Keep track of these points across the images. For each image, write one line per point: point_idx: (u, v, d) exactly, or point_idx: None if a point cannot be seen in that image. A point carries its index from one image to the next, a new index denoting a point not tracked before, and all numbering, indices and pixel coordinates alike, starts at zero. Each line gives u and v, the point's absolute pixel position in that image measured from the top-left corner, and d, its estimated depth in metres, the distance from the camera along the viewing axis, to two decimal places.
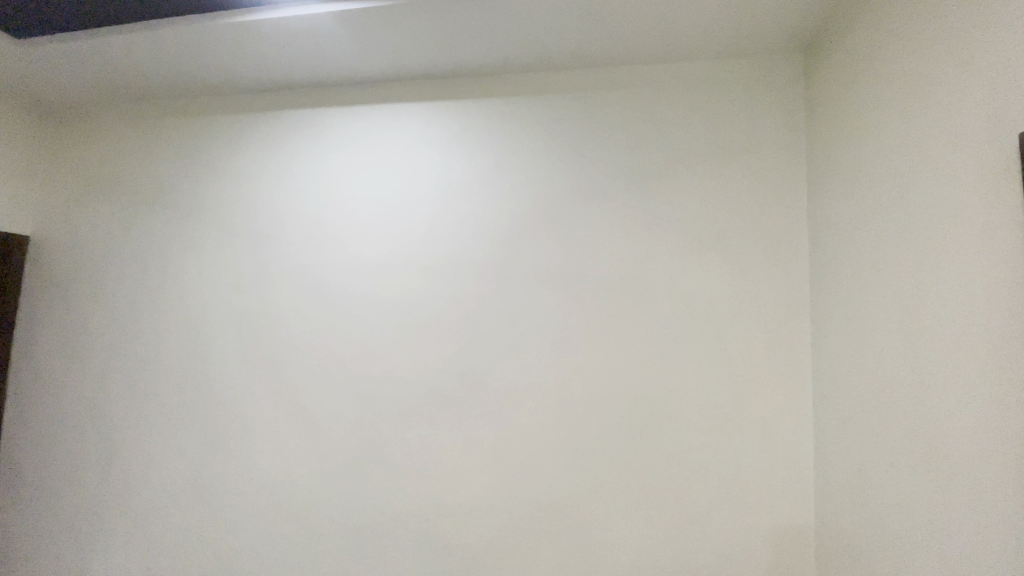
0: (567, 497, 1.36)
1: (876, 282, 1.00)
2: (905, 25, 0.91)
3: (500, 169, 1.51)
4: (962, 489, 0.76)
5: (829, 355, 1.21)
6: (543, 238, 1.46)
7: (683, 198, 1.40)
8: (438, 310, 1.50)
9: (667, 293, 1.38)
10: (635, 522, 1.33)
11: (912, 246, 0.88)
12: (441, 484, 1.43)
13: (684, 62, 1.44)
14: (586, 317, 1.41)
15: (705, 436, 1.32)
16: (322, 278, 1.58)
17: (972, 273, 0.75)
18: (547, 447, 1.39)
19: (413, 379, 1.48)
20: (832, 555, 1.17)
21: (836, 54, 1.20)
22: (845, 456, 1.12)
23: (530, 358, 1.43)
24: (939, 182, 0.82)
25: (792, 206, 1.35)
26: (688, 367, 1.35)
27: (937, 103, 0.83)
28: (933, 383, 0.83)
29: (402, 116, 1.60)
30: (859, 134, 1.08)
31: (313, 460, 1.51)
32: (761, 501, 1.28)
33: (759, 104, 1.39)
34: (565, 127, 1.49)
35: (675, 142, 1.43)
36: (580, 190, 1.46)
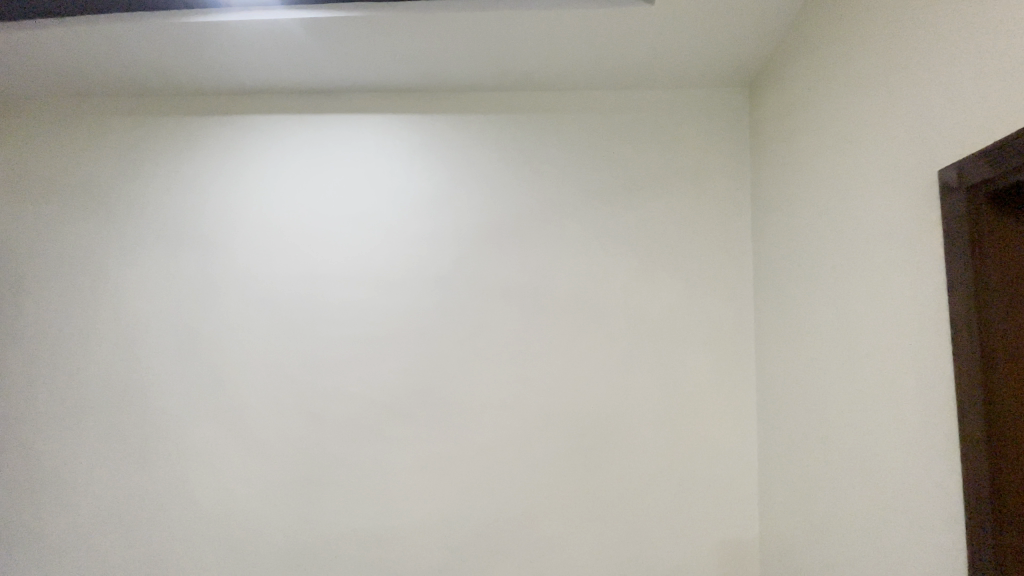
0: (522, 513, 1.35)
1: (816, 302, 1.06)
2: (840, 67, 1.00)
3: (460, 184, 1.52)
4: (894, 497, 0.81)
5: (772, 370, 1.27)
6: (503, 253, 1.47)
7: (639, 218, 1.45)
8: (394, 322, 1.47)
9: (623, 310, 1.41)
10: (590, 537, 1.33)
11: (847, 269, 0.95)
12: (392, 502, 1.39)
13: (640, 89, 1.50)
14: (544, 331, 1.42)
15: (657, 450, 1.35)
16: (272, 289, 1.51)
17: (897, 296, 0.81)
18: (504, 463, 1.37)
19: (366, 393, 1.44)
20: (776, 565, 1.21)
21: (779, 89, 1.29)
22: (787, 468, 1.17)
23: (487, 372, 1.42)
24: (870, 211, 0.89)
25: (739, 229, 1.43)
26: (642, 382, 1.38)
27: (867, 141, 0.90)
28: (865, 397, 0.89)
29: (362, 126, 1.57)
30: (800, 162, 1.16)
31: (256, 479, 1.43)
32: (710, 515, 1.32)
33: (708, 132, 1.47)
34: (524, 146, 1.52)
35: (631, 164, 1.48)
36: (539, 206, 1.48)
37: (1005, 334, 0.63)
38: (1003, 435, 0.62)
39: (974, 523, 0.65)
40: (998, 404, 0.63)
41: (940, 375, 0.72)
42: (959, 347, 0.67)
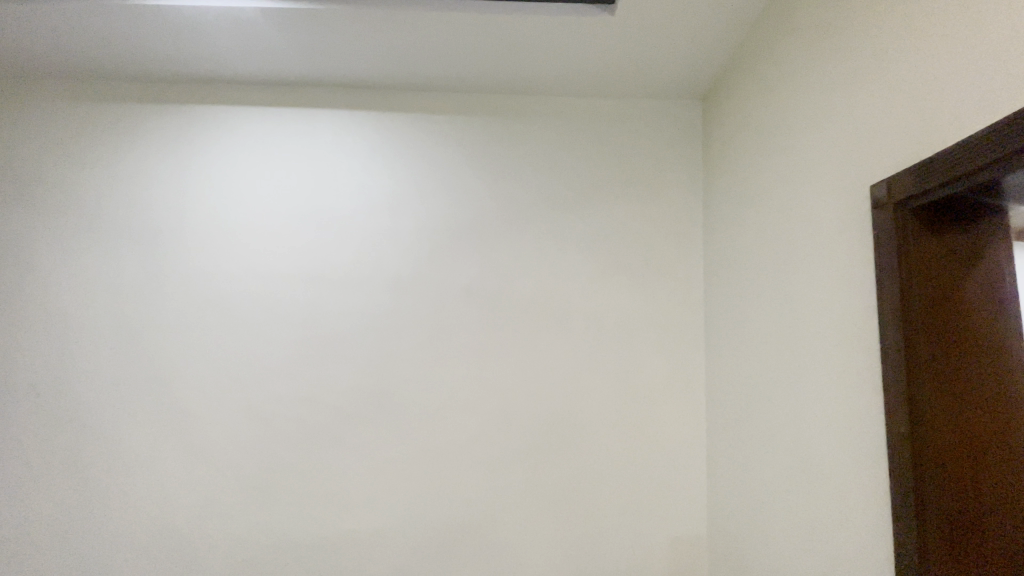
0: (479, 514, 1.35)
1: (761, 306, 1.12)
2: (786, 86, 1.06)
3: (422, 184, 1.50)
4: (829, 491, 0.86)
5: (720, 372, 1.33)
6: (464, 255, 1.47)
7: (597, 223, 1.49)
8: (349, 323, 1.43)
9: (580, 312, 1.44)
10: (546, 537, 1.34)
11: (789, 276, 1.01)
12: (346, 507, 1.35)
13: (600, 98, 1.54)
14: (504, 333, 1.43)
15: (611, 450, 1.38)
16: (220, 288, 1.45)
17: (833, 303, 0.87)
18: (461, 466, 1.37)
19: (320, 395, 1.40)
20: (722, 558, 1.26)
21: (729, 104, 1.36)
22: (733, 465, 1.23)
23: (446, 373, 1.41)
24: (810, 223, 0.95)
25: (691, 236, 1.49)
26: (598, 384, 1.41)
27: (809, 157, 0.96)
28: (804, 397, 0.94)
29: (319, 121, 1.53)
30: (748, 173, 1.22)
31: (200, 486, 1.36)
32: (661, 512, 1.36)
33: (665, 142, 1.53)
34: (486, 148, 1.52)
35: (591, 171, 1.51)
36: (501, 209, 1.49)
37: (927, 340, 0.68)
38: (924, 435, 0.67)
39: (899, 517, 0.69)
40: (919, 406, 0.67)
41: (868, 377, 0.78)
42: (888, 352, 0.73)
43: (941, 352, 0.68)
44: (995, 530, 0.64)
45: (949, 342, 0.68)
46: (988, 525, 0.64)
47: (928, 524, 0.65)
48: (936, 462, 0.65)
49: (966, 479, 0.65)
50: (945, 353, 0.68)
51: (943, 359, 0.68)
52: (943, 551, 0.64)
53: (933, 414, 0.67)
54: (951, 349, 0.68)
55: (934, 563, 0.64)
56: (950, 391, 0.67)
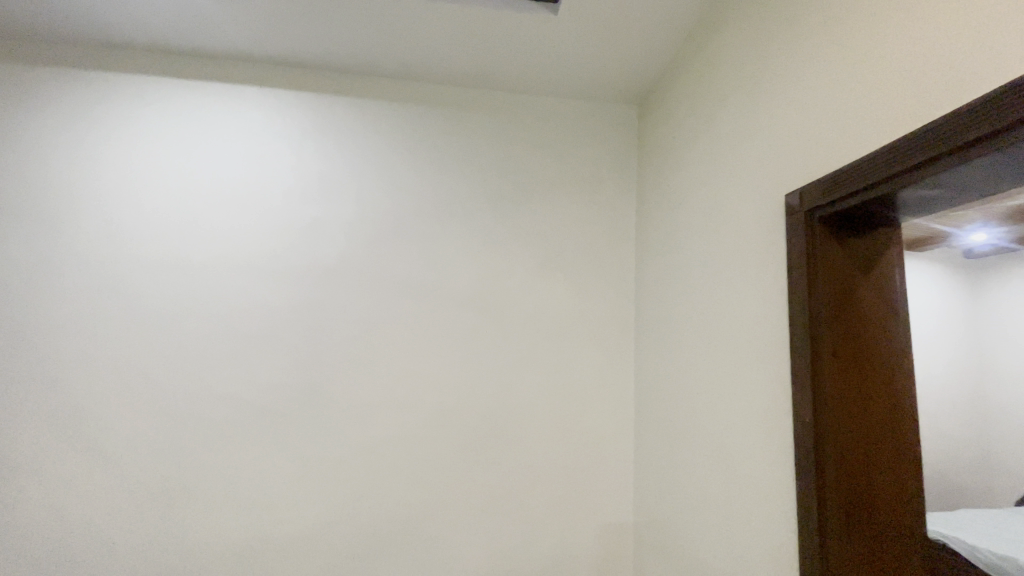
0: (411, 512, 1.32)
1: (687, 304, 1.19)
2: (714, 97, 1.12)
3: (356, 173, 1.45)
4: (742, 477, 0.93)
5: (648, 366, 1.39)
6: (400, 247, 1.43)
7: (535, 219, 1.50)
8: (274, 316, 1.35)
9: (516, 307, 1.45)
10: (477, 534, 1.34)
11: (713, 276, 1.07)
12: (267, 511, 1.28)
13: (540, 96, 1.56)
14: (440, 327, 1.41)
15: (544, 443, 1.40)
16: (123, 276, 1.31)
17: (750, 303, 0.94)
18: (392, 465, 1.33)
19: (240, 393, 1.31)
20: (646, 544, 1.32)
21: (663, 110, 1.42)
22: (658, 454, 1.29)
23: (379, 369, 1.37)
24: (733, 227, 1.01)
25: (624, 235, 1.54)
26: (533, 378, 1.42)
27: (734, 165, 1.02)
28: (722, 390, 1.01)
29: (243, 99, 1.43)
30: (678, 178, 1.28)
31: (99, 493, 1.23)
32: (591, 502, 1.40)
33: (602, 144, 1.58)
34: (424, 139, 1.49)
35: (531, 168, 1.53)
36: (439, 202, 1.47)
37: (830, 338, 0.75)
38: (826, 425, 0.73)
39: (803, 501, 0.75)
40: (823, 398, 0.74)
41: (778, 371, 0.85)
42: (797, 348, 0.79)
43: (841, 348, 0.75)
44: (881, 509, 0.71)
45: (848, 340, 0.75)
46: (876, 504, 0.71)
47: (827, 505, 0.71)
48: (835, 449, 0.72)
49: (859, 464, 0.72)
50: (845, 350, 0.75)
51: (843, 355, 0.74)
52: (839, 530, 0.70)
53: (833, 405, 0.73)
54: (849, 347, 0.75)
55: (831, 540, 0.71)
56: (848, 385, 0.74)
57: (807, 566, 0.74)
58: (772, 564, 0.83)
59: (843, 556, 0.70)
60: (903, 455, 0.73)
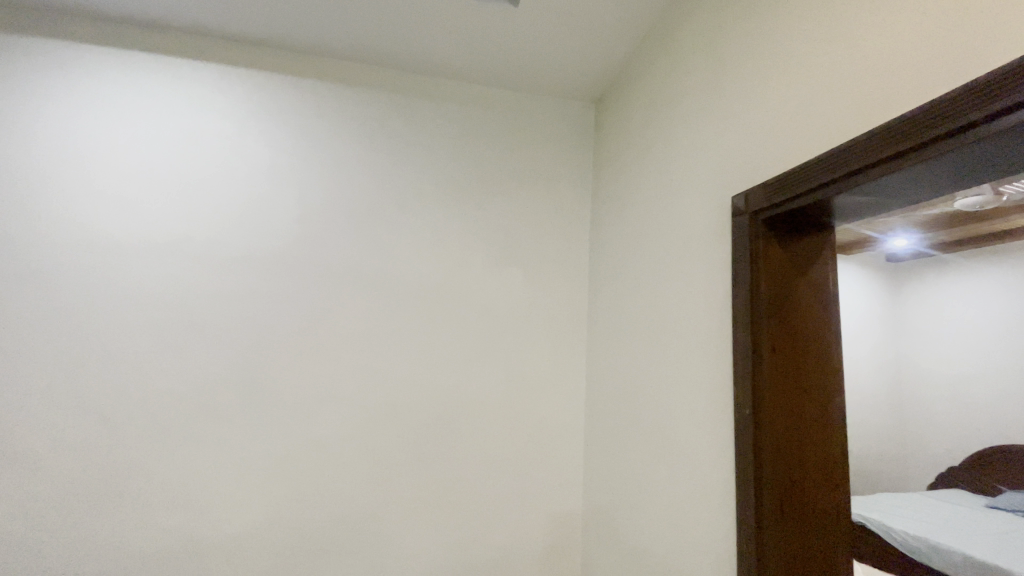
0: (359, 508, 1.29)
1: (637, 300, 1.22)
2: (669, 99, 1.15)
3: (306, 158, 1.39)
4: (685, 466, 0.96)
5: (600, 360, 1.41)
6: (351, 237, 1.39)
7: (491, 212, 1.49)
8: (213, 305, 1.28)
9: (471, 301, 1.44)
10: (427, 529, 1.32)
11: (662, 274, 1.11)
12: (204, 510, 1.21)
13: (499, 88, 1.56)
14: (393, 320, 1.38)
15: (496, 437, 1.40)
16: (43, 259, 1.21)
17: (697, 299, 0.97)
18: (340, 460, 1.30)
19: (176, 386, 1.23)
20: (594, 534, 1.35)
21: (619, 109, 1.44)
22: (608, 446, 1.31)
23: (328, 361, 1.32)
24: (682, 226, 1.05)
25: (579, 232, 1.56)
26: (486, 372, 1.42)
27: (685, 165, 1.06)
28: (668, 382, 1.05)
29: (183, 74, 1.34)
30: (632, 176, 1.31)
31: (12, 494, 1.13)
32: (541, 495, 1.41)
33: (559, 140, 1.59)
34: (379, 126, 1.45)
35: (488, 160, 1.52)
36: (394, 191, 1.43)
37: (770, 333, 0.78)
38: (764, 416, 0.76)
39: (742, 490, 0.78)
40: (762, 390, 0.77)
41: (721, 365, 0.88)
42: (739, 344, 0.82)
43: (779, 343, 0.79)
44: (811, 495, 0.76)
45: (785, 335, 0.79)
46: (806, 491, 0.76)
47: (764, 493, 0.75)
48: (772, 438, 0.76)
49: (792, 452, 0.76)
50: (783, 345, 0.79)
51: (781, 349, 0.78)
52: (774, 515, 0.74)
53: (771, 397, 0.77)
54: (786, 342, 0.79)
55: (767, 525, 0.74)
56: (784, 378, 0.78)
57: (744, 551, 0.77)
58: (711, 550, 0.87)
59: (777, 539, 0.73)
60: (829, 443, 0.78)
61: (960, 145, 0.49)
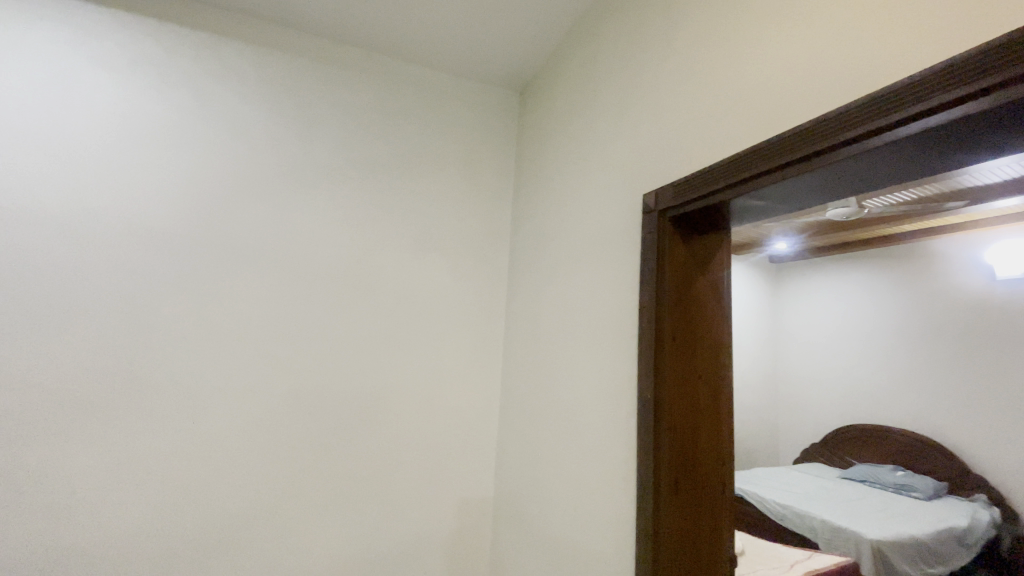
0: (256, 502, 1.21)
1: (552, 290, 1.25)
2: (590, 94, 1.19)
3: (206, 123, 1.26)
4: (592, 449, 1.01)
5: (516, 348, 1.44)
6: (256, 211, 1.28)
7: (410, 195, 1.45)
8: (86, 280, 1.13)
9: (386, 285, 1.39)
10: (332, 522, 1.27)
11: (576, 265, 1.15)
12: (70, 509, 1.07)
13: (423, 67, 1.52)
14: (300, 303, 1.30)
15: (408, 424, 1.38)
16: None
17: (607, 290, 1.02)
18: (236, 453, 1.20)
19: (36, 370, 1.08)
20: (504, 518, 1.37)
21: (542, 101, 1.47)
22: (520, 432, 1.34)
23: (225, 345, 1.22)
24: (597, 220, 1.09)
25: (499, 220, 1.56)
26: (400, 358, 1.39)
27: (602, 161, 1.10)
28: (578, 369, 1.09)
29: (55, 15, 1.17)
30: (553, 167, 1.34)
31: None
32: (453, 482, 1.41)
33: (483, 127, 1.58)
34: (291, 94, 1.35)
35: (408, 140, 1.47)
36: (305, 165, 1.35)
37: (671, 324, 0.84)
38: (663, 400, 0.82)
39: (642, 470, 0.83)
40: (662, 376, 0.83)
41: (626, 353, 0.94)
42: (644, 333, 0.87)
43: (678, 332, 0.84)
44: (700, 472, 0.83)
45: (684, 326, 0.85)
46: (697, 468, 0.83)
47: (661, 471, 0.80)
48: (669, 422, 0.81)
49: (686, 433, 0.82)
50: (681, 334, 0.85)
51: (679, 338, 0.84)
52: (669, 494, 0.80)
53: (669, 383, 0.83)
54: (685, 332, 0.85)
55: (662, 500, 0.80)
56: (682, 366, 0.84)
57: (641, 525, 0.82)
58: (613, 526, 0.91)
59: (670, 517, 0.79)
60: (718, 425, 0.86)
61: (841, 159, 0.56)
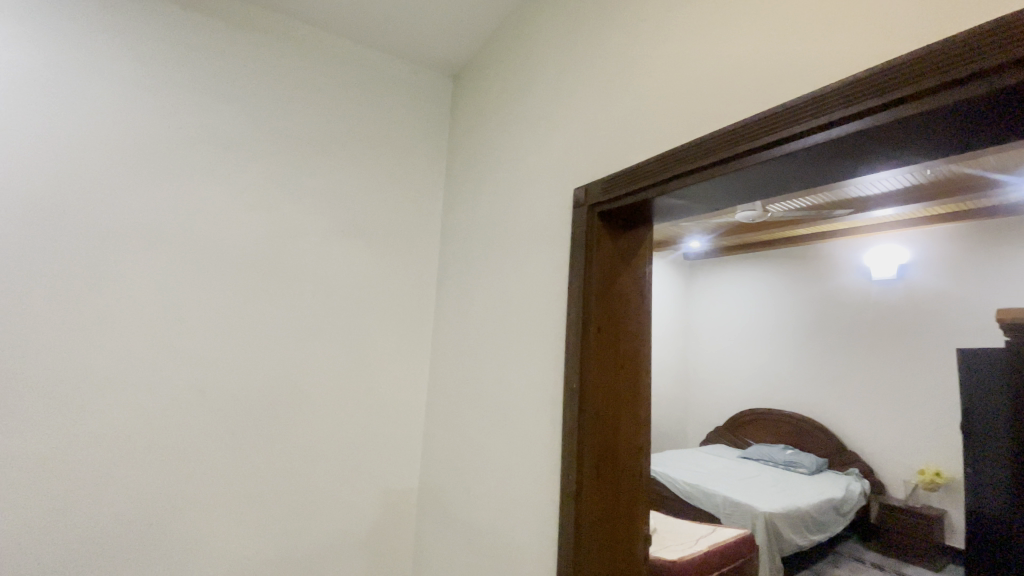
0: (155, 505, 1.09)
1: (483, 278, 1.25)
2: (524, 84, 1.20)
3: (100, 81, 1.12)
4: (519, 437, 1.02)
5: (444, 337, 1.42)
6: (158, 184, 1.16)
7: (336, 176, 1.38)
8: None
9: (307, 269, 1.32)
10: (243, 525, 1.18)
11: (507, 255, 1.15)
12: None
13: (352, 42, 1.44)
14: (210, 286, 1.19)
15: (330, 415, 1.32)
16: None
17: (538, 280, 1.03)
18: (132, 452, 1.08)
19: None
20: (429, 509, 1.36)
21: (475, 88, 1.45)
22: (447, 421, 1.33)
23: (120, 332, 1.09)
24: (529, 210, 1.10)
25: (430, 207, 1.53)
26: (322, 347, 1.32)
27: (535, 152, 1.11)
28: (507, 359, 1.10)
29: None
30: (485, 155, 1.33)
31: None
32: (377, 474, 1.37)
33: (415, 109, 1.53)
34: (202, 58, 1.23)
35: (335, 118, 1.40)
36: (219, 136, 1.24)
37: (597, 315, 0.87)
38: (588, 389, 0.85)
39: (566, 457, 0.86)
40: (587, 366, 0.85)
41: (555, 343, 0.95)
42: (571, 324, 0.89)
43: (603, 323, 0.87)
44: (620, 456, 0.87)
45: (609, 318, 0.88)
46: (617, 453, 0.86)
47: (585, 456, 0.83)
48: (593, 411, 0.84)
49: (608, 420, 0.86)
50: (607, 326, 0.88)
51: (604, 329, 0.87)
52: (590, 480, 0.82)
53: (594, 372, 0.85)
54: (609, 323, 0.88)
55: (584, 485, 0.82)
56: (606, 356, 0.87)
57: (564, 510, 0.84)
58: (538, 512, 0.93)
59: (591, 503, 0.82)
60: (636, 412, 0.90)
61: (756, 163, 0.60)
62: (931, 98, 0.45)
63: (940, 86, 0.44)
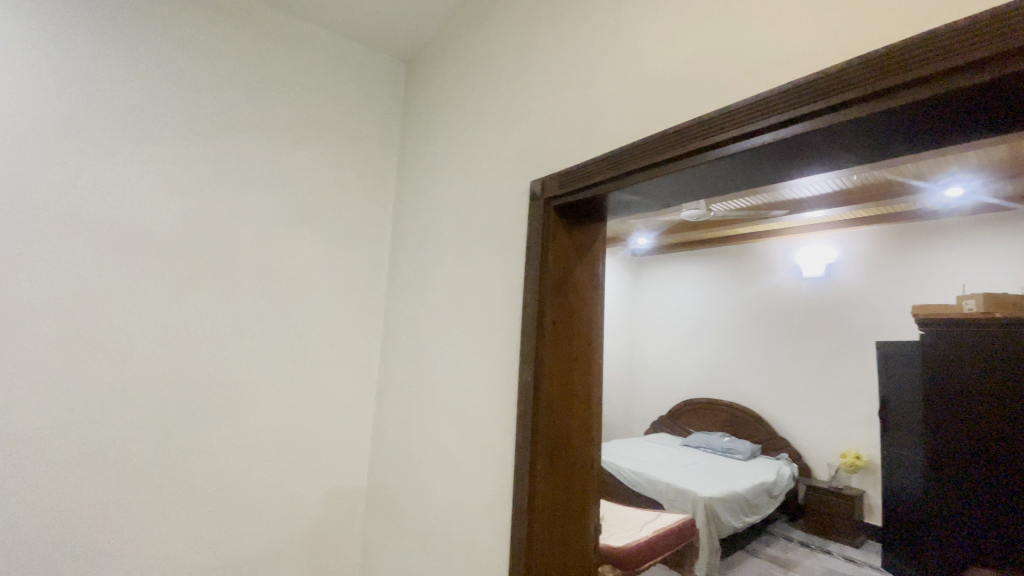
0: (77, 512, 1.00)
1: (436, 269, 1.23)
2: (479, 74, 1.18)
3: (10, 43, 1.00)
4: (473, 430, 1.01)
5: (395, 329, 1.39)
6: (81, 161, 1.05)
7: (282, 160, 1.32)
8: None
9: (250, 258, 1.25)
10: (178, 529, 1.11)
11: (461, 246, 1.14)
12: None
13: (300, 20, 1.37)
14: (140, 274, 1.10)
15: (274, 411, 1.26)
16: None
17: (493, 272, 1.02)
18: (48, 456, 0.98)
19: None
20: (378, 505, 1.33)
21: (429, 75, 1.42)
22: (398, 415, 1.31)
23: (34, 322, 0.98)
24: (485, 201, 1.08)
25: (381, 195, 1.49)
26: (265, 339, 1.26)
27: (491, 142, 1.10)
28: (461, 351, 1.09)
29: None
30: (439, 144, 1.30)
31: None
32: (323, 471, 1.33)
33: (366, 94, 1.48)
34: (131, 25, 1.13)
35: (280, 99, 1.32)
36: (151, 112, 1.14)
37: (552, 308, 0.87)
38: (543, 380, 0.85)
39: (520, 448, 0.86)
40: (542, 357, 0.85)
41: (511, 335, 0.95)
42: (527, 317, 0.89)
43: (558, 315, 0.88)
44: (572, 446, 0.88)
45: (563, 311, 0.89)
46: (569, 443, 0.87)
47: (539, 447, 0.83)
48: (548, 403, 0.84)
49: (561, 411, 0.87)
50: (561, 318, 0.88)
51: (558, 321, 0.88)
52: (544, 471, 0.83)
53: (549, 363, 0.86)
54: (563, 315, 0.89)
55: (538, 475, 0.83)
56: (560, 347, 0.88)
57: (518, 501, 0.84)
58: (492, 504, 0.93)
59: (545, 494, 0.83)
60: (588, 403, 0.91)
61: (709, 160, 0.61)
62: (869, 103, 0.47)
63: (878, 92, 0.47)
